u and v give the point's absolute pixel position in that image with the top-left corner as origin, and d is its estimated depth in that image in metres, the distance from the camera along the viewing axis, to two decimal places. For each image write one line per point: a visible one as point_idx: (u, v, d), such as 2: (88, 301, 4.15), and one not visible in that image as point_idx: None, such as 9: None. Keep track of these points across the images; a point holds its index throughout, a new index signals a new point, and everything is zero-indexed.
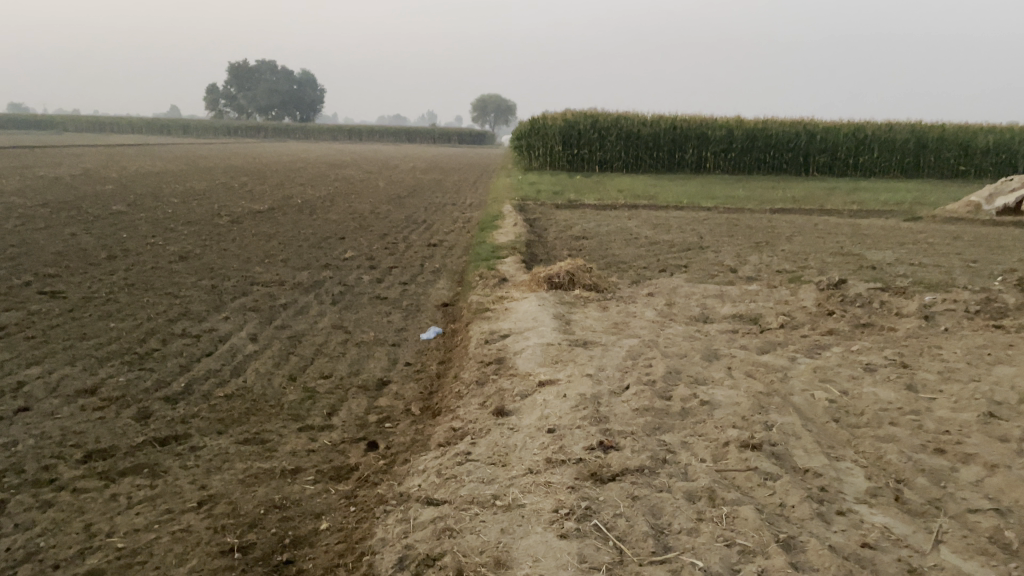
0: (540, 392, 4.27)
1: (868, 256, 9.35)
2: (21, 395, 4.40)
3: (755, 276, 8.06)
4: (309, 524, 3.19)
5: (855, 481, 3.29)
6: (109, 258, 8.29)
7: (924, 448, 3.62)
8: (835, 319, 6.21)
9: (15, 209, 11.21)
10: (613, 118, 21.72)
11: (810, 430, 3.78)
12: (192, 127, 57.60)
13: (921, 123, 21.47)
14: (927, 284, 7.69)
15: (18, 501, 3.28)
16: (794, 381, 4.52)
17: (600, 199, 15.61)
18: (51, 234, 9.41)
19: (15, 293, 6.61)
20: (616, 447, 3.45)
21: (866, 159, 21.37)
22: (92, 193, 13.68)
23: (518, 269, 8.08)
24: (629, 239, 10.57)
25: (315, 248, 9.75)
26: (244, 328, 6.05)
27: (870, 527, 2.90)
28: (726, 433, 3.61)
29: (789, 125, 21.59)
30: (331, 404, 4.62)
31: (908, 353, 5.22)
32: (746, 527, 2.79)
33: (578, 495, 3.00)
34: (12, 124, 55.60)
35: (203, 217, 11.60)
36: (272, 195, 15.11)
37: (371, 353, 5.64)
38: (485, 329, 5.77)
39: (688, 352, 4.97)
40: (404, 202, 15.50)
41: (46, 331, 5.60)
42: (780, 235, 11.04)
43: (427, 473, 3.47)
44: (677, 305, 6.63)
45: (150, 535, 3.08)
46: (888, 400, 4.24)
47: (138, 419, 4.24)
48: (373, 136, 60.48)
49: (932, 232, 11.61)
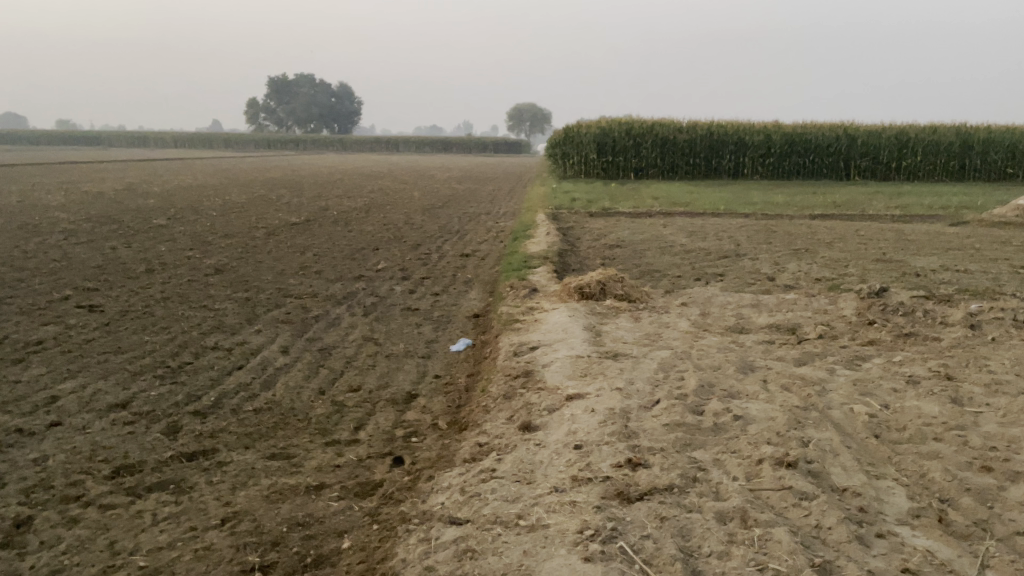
0: (568, 407, 4.19)
1: (911, 262, 9.09)
2: (54, 409, 4.45)
3: (793, 284, 7.86)
4: (331, 542, 3.14)
5: (896, 502, 3.14)
6: (147, 271, 8.41)
7: (970, 466, 3.45)
8: (876, 328, 6.03)
9: (59, 224, 11.46)
10: (649, 125, 21.55)
11: (849, 446, 3.64)
12: (234, 141, 58.67)
13: (966, 125, 20.91)
14: (973, 292, 7.43)
15: (44, 517, 3.29)
16: (832, 395, 4.37)
17: (635, 207, 15.47)
18: (92, 249, 9.59)
19: (54, 307, 6.72)
20: (644, 464, 3.36)
21: (909, 162, 20.88)
22: (134, 208, 13.95)
23: (551, 279, 8.01)
24: (664, 247, 10.43)
25: (348, 259, 9.79)
26: (275, 340, 6.06)
27: (912, 551, 2.76)
28: (760, 450, 3.49)
29: (829, 128, 21.21)
30: (359, 419, 4.58)
31: (953, 365, 5.03)
32: (780, 550, 2.67)
33: (603, 516, 2.91)
34: (59, 140, 57.20)
35: (240, 230, 11.74)
36: (309, 207, 15.26)
37: (400, 366, 5.61)
38: (514, 341, 5.70)
39: (722, 364, 4.84)
40: (438, 212, 15.54)
41: (82, 345, 5.67)
42: (819, 242, 10.79)
43: (451, 491, 3.41)
44: (712, 314, 6.49)
45: (173, 553, 3.06)
46: (931, 414, 4.07)
47: (166, 433, 4.25)
48: (409, 147, 60.89)
49: (977, 237, 11.28)
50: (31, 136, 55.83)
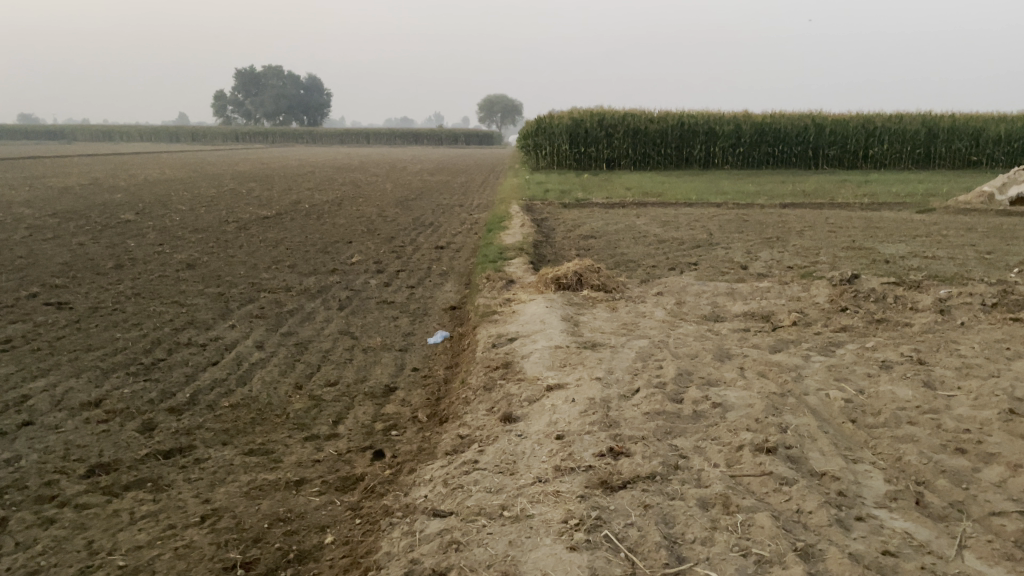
0: (548, 397, 4.19)
1: (880, 249, 9.21)
2: (25, 408, 4.36)
3: (766, 273, 7.94)
4: (314, 538, 3.12)
5: (873, 485, 3.19)
6: (116, 267, 8.26)
7: (944, 449, 3.51)
8: (849, 315, 6.11)
9: (24, 221, 11.20)
10: (620, 115, 21.57)
11: (826, 431, 3.69)
12: (202, 134, 57.93)
13: (931, 113, 21.22)
14: (942, 278, 7.55)
15: (19, 518, 3.23)
16: (808, 381, 4.42)
17: (608, 197, 15.51)
18: (58, 245, 9.39)
19: (21, 305, 6.58)
20: (626, 453, 3.37)
21: (876, 151, 21.18)
22: (100, 203, 13.68)
23: (527, 271, 8.00)
24: (638, 237, 10.47)
25: (321, 253, 9.70)
26: (250, 335, 5.99)
27: (891, 532, 2.81)
28: (740, 436, 3.53)
29: (797, 118, 21.43)
30: (337, 413, 4.55)
31: (925, 349, 5.11)
32: (762, 535, 2.70)
33: (587, 505, 2.91)
34: (21, 134, 56.06)
35: (210, 224, 11.59)
36: (279, 200, 15.09)
37: (377, 359, 5.58)
38: (492, 333, 5.70)
39: (699, 353, 4.88)
40: (411, 204, 15.44)
41: (51, 342, 5.55)
42: (790, 231, 10.91)
43: (433, 484, 3.40)
44: (687, 303, 6.54)
45: (153, 552, 3.02)
46: (905, 398, 4.14)
47: (142, 431, 4.18)
48: (380, 140, 60.50)
49: (944, 224, 11.46)
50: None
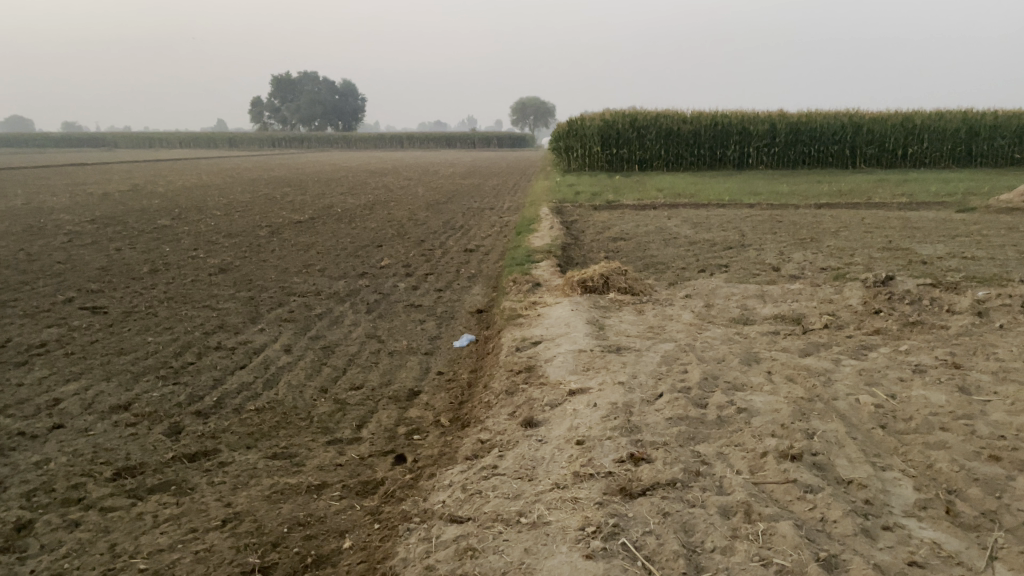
0: (571, 402, 4.15)
1: (918, 250, 9.01)
2: (56, 411, 4.44)
3: (799, 274, 7.81)
4: (332, 542, 3.12)
5: (902, 493, 3.10)
6: (151, 272, 8.41)
7: (978, 455, 3.41)
8: (883, 317, 5.97)
9: (64, 226, 11.47)
10: (653, 116, 21.44)
11: (855, 437, 3.60)
12: (239, 140, 58.79)
13: (973, 110, 20.72)
14: (981, 279, 7.35)
15: (45, 521, 3.28)
16: (837, 385, 4.33)
17: (639, 199, 15.41)
18: (96, 250, 9.58)
19: (58, 309, 6.73)
20: (647, 459, 3.32)
21: (916, 149, 20.74)
22: (138, 208, 13.94)
23: (554, 273, 7.97)
24: (669, 239, 10.37)
25: (352, 256, 9.77)
26: (278, 339, 6.05)
27: (919, 543, 2.72)
28: (764, 443, 3.45)
29: (834, 116, 21.07)
30: (361, 417, 4.56)
31: (961, 353, 4.97)
32: (785, 544, 2.64)
33: (606, 512, 2.88)
34: (65, 142, 57.51)
35: (244, 229, 11.75)
36: (313, 205, 15.24)
37: (403, 363, 5.59)
38: (517, 336, 5.67)
39: (726, 356, 4.80)
40: (443, 208, 15.48)
41: (84, 346, 5.66)
42: (825, 231, 10.72)
43: (452, 489, 3.38)
44: (716, 306, 6.45)
45: (173, 555, 3.04)
46: (938, 403, 4.02)
47: (169, 434, 4.23)
48: (413, 143, 60.81)
49: (985, 223, 11.18)
50: (36, 137, 55.83)
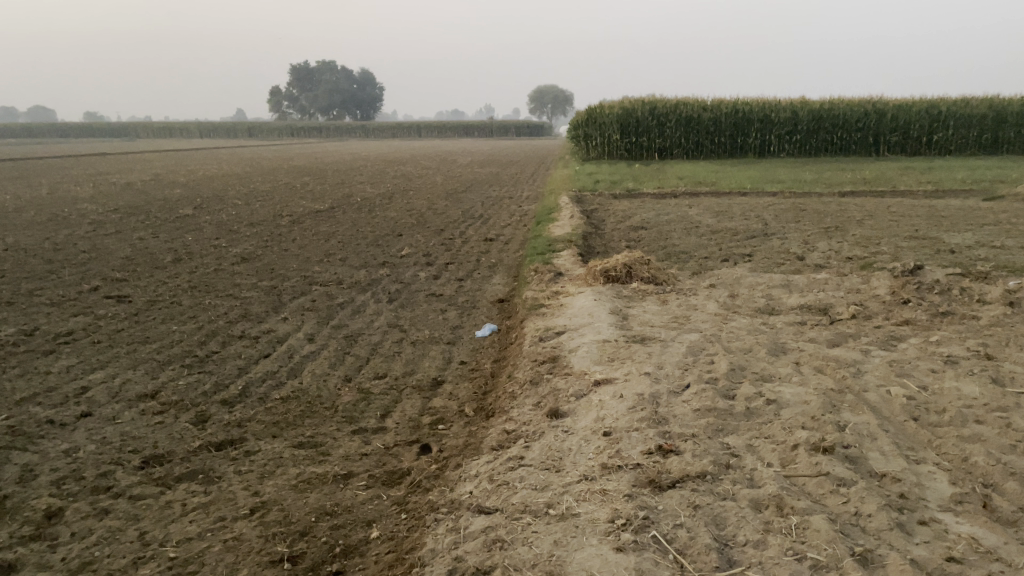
0: (596, 392, 4.12)
1: (945, 239, 8.86)
2: (84, 400, 4.47)
3: (824, 264, 7.71)
4: (360, 532, 3.12)
5: (937, 487, 3.04)
6: (174, 261, 8.46)
7: (1014, 449, 3.34)
8: (911, 307, 5.88)
9: (88, 216, 11.55)
10: (673, 104, 21.26)
11: (887, 430, 3.54)
12: (258, 130, 59.04)
13: (1000, 97, 20.36)
14: (1011, 268, 7.21)
15: (75, 508, 3.30)
16: (867, 377, 4.26)
17: (659, 187, 15.29)
18: (119, 240, 9.63)
19: (83, 298, 6.78)
20: (676, 451, 3.28)
21: (941, 136, 20.42)
22: (160, 198, 14.02)
23: (576, 263, 7.92)
24: (691, 228, 10.28)
25: (372, 246, 9.76)
26: (301, 328, 6.06)
27: (957, 538, 2.67)
28: (795, 435, 3.40)
29: (857, 103, 20.78)
30: (385, 406, 4.55)
31: (993, 344, 4.88)
32: (819, 539, 2.60)
33: (636, 504, 2.84)
34: (86, 132, 58.02)
35: (264, 218, 11.78)
36: (333, 194, 15.25)
37: (425, 352, 5.58)
38: (540, 326, 5.64)
39: (753, 347, 4.74)
40: (461, 197, 15.46)
41: (110, 335, 5.70)
42: (850, 220, 10.58)
43: (479, 479, 3.37)
44: (741, 296, 6.38)
45: (202, 544, 3.05)
46: (972, 395, 3.95)
47: (195, 422, 4.25)
48: (431, 132, 60.80)
49: (1014, 212, 10.98)
50: (57, 128, 56.20)
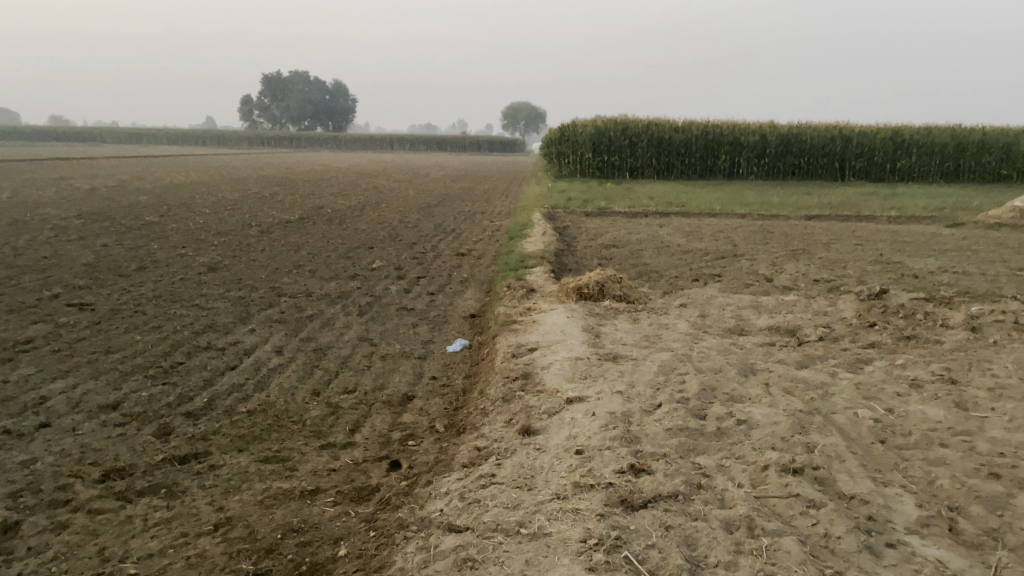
0: (569, 410, 4.12)
1: (909, 264, 9.03)
2: (42, 410, 4.35)
3: (792, 286, 7.81)
4: (327, 550, 3.06)
5: (904, 510, 3.07)
6: (139, 269, 8.31)
7: (978, 472, 3.39)
8: (878, 330, 5.97)
9: (50, 221, 11.31)
10: (644, 124, 21.48)
11: (855, 452, 3.58)
12: (228, 138, 58.46)
13: (961, 126, 20.88)
14: (973, 294, 7.37)
15: (32, 522, 3.20)
16: (836, 399, 4.30)
17: (630, 206, 15.39)
18: (83, 246, 9.45)
19: (44, 305, 6.63)
20: (648, 470, 3.28)
21: (904, 163, 20.87)
22: (126, 205, 13.78)
23: (548, 279, 7.94)
24: (662, 248, 10.36)
25: (343, 258, 9.68)
26: (269, 340, 5.98)
27: (923, 561, 2.70)
28: (765, 456, 3.43)
29: (824, 128, 21.15)
30: (354, 421, 4.50)
31: (957, 368, 4.97)
32: (789, 561, 2.61)
33: (607, 524, 2.83)
34: (50, 136, 57.01)
35: (233, 228, 11.63)
36: (303, 205, 15.13)
37: (396, 367, 5.53)
38: (512, 342, 5.63)
39: (723, 367, 4.77)
40: (433, 211, 15.42)
41: (71, 344, 5.57)
42: (817, 243, 10.75)
43: (449, 497, 3.33)
44: (711, 316, 6.44)
45: (164, 560, 2.97)
46: (936, 419, 4.01)
47: (158, 435, 4.15)
48: (403, 144, 60.70)
49: (974, 239, 11.24)
50: (20, 131, 55.19)
